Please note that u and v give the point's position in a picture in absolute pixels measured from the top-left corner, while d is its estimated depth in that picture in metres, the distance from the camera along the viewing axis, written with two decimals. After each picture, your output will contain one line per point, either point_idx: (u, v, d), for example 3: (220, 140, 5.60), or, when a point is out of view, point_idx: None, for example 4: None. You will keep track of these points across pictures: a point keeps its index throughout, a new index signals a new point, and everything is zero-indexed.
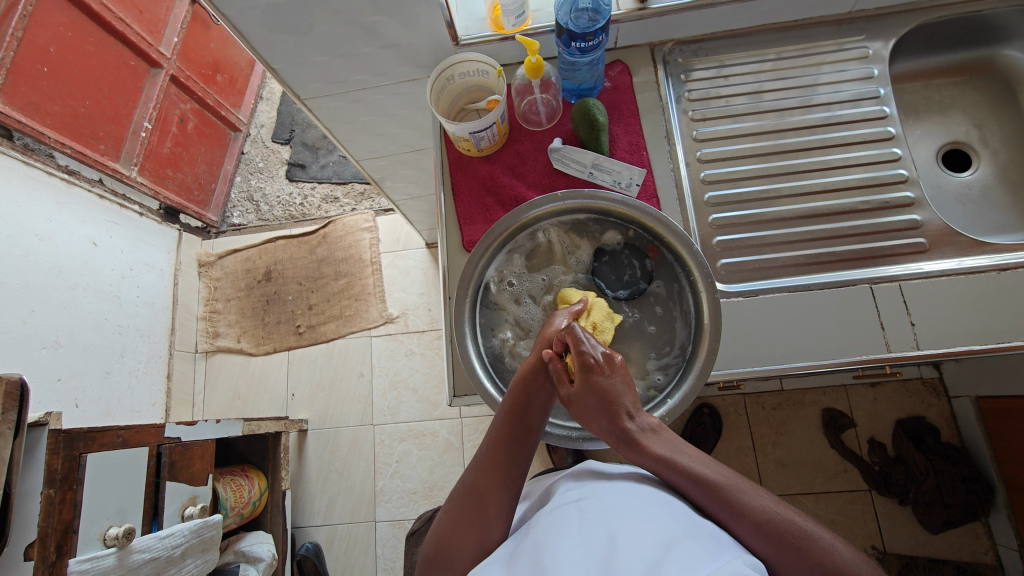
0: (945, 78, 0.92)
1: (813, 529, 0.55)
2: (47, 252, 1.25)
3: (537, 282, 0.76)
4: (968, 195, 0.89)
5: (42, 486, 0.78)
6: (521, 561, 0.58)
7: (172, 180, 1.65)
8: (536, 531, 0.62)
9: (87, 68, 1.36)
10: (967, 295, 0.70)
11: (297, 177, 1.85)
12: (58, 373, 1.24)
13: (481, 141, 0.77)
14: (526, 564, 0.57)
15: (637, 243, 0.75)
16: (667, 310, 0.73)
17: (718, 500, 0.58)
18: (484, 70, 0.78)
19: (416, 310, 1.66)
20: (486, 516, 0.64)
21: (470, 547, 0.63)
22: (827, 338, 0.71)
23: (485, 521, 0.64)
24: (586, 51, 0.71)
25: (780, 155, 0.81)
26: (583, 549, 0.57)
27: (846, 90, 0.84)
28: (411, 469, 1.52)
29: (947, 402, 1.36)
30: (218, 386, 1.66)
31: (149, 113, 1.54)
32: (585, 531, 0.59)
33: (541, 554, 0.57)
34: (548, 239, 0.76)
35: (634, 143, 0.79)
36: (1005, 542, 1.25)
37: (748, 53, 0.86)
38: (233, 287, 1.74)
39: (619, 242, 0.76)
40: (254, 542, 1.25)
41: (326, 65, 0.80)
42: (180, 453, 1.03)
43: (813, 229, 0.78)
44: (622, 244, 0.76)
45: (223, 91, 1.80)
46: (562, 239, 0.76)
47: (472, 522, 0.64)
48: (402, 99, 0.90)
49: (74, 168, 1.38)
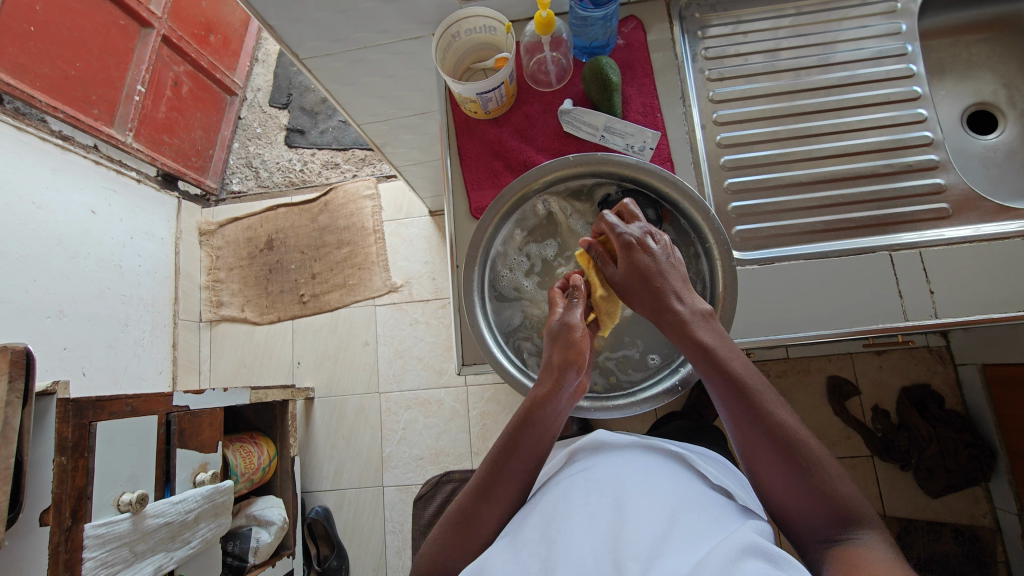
0: (975, 34, 0.88)
1: (818, 457, 0.56)
2: (45, 221, 1.23)
3: (542, 254, 0.75)
4: (992, 159, 0.85)
5: (53, 453, 0.78)
6: (530, 535, 0.58)
7: (168, 146, 1.61)
8: (546, 502, 0.62)
9: (75, 28, 1.31)
10: (991, 262, 0.68)
11: (296, 143, 1.81)
12: (64, 342, 1.24)
13: (488, 103, 0.74)
14: (534, 539, 0.57)
15: (638, 196, 0.73)
16: (686, 269, 0.72)
17: (745, 402, 0.58)
18: (492, 27, 0.74)
19: (420, 278, 1.65)
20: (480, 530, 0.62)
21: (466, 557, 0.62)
22: (845, 306, 0.69)
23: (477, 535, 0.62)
24: (600, 5, 0.67)
25: (801, 116, 0.78)
26: (593, 520, 0.57)
27: (870, 47, 0.80)
28: (417, 436, 1.54)
29: (953, 369, 1.36)
30: (223, 355, 1.67)
31: (142, 75, 1.49)
32: (593, 506, 0.58)
33: (549, 531, 0.57)
34: (548, 210, 0.74)
35: (648, 104, 0.76)
36: (1003, 505, 1.27)
37: (767, 8, 0.82)
38: (235, 256, 1.72)
39: (621, 203, 0.73)
40: (265, 506, 1.28)
41: (326, 22, 0.76)
42: (189, 421, 1.03)
43: (832, 195, 0.75)
44: (623, 204, 0.73)
45: (217, 52, 1.74)
46: (562, 208, 0.74)
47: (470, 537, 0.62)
48: (404, 59, 0.86)
49: (68, 133, 1.34)
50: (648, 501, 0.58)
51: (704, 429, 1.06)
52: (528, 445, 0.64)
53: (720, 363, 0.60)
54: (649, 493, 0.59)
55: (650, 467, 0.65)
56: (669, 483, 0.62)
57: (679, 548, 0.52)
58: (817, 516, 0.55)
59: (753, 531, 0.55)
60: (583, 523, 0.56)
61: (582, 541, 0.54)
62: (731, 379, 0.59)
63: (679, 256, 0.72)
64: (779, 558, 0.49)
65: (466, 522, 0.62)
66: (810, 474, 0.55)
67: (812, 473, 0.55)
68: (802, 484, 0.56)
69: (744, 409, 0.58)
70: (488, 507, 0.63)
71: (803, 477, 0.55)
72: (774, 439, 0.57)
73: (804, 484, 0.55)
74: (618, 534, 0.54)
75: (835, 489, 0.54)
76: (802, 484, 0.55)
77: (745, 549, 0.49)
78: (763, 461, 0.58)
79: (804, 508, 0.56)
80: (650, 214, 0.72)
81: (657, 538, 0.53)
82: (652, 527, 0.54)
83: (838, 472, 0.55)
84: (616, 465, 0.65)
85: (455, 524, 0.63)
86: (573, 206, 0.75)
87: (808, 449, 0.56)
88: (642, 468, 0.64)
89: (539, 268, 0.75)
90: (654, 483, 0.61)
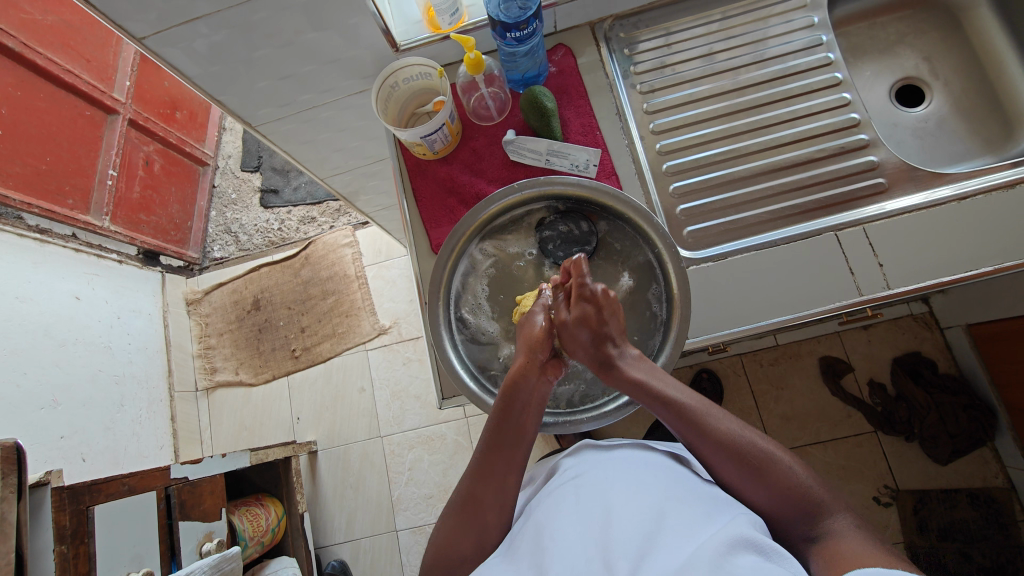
0: (889, 15, 0.92)
1: (771, 452, 0.61)
2: (31, 314, 1.25)
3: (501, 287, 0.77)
4: (925, 129, 0.89)
5: (53, 543, 0.79)
6: (523, 550, 0.58)
7: (146, 224, 1.65)
8: (537, 516, 0.61)
9: (42, 125, 1.36)
10: (931, 227, 0.70)
11: (272, 203, 1.85)
12: (61, 431, 1.25)
13: (434, 144, 0.77)
14: (527, 555, 0.56)
15: (573, 213, 0.76)
16: (624, 251, 0.75)
17: (693, 424, 0.64)
18: (427, 73, 0.78)
19: (408, 317, 1.67)
20: (484, 524, 0.66)
21: (470, 553, 0.66)
22: (799, 290, 0.71)
23: (483, 526, 0.66)
24: (523, 40, 0.71)
25: (735, 115, 0.81)
26: (583, 527, 0.56)
27: (792, 41, 0.84)
28: (424, 475, 1.54)
29: (940, 334, 1.37)
30: (223, 421, 1.67)
31: (112, 160, 1.54)
32: (583, 513, 0.58)
33: (539, 541, 0.56)
34: (492, 251, 0.76)
35: (586, 124, 0.79)
36: (1013, 463, 1.26)
37: (689, 18, 0.86)
38: (224, 321, 1.74)
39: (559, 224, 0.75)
40: (279, 567, 1.26)
41: (271, 89, 0.80)
42: (189, 492, 1.04)
43: (774, 184, 0.78)
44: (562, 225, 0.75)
45: (184, 127, 1.80)
46: (507, 244, 0.77)
47: (472, 528, 0.66)
48: (353, 112, 0.90)
49: (46, 226, 1.38)
50: (636, 501, 0.57)
51: None
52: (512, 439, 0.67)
53: (660, 395, 0.64)
54: (637, 491, 0.59)
55: (637, 466, 0.64)
56: (657, 478, 0.61)
57: (670, 542, 0.51)
58: (789, 515, 0.59)
59: (746, 524, 0.53)
60: (573, 530, 0.56)
61: (572, 550, 0.53)
62: (673, 404, 0.64)
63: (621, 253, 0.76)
64: (769, 548, 0.48)
65: (466, 520, 0.66)
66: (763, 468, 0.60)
67: (771, 476, 0.59)
68: (764, 487, 0.60)
69: (694, 431, 0.63)
70: (487, 500, 0.66)
71: (759, 476, 0.60)
72: (724, 449, 0.62)
73: (766, 487, 0.60)
74: (608, 536, 0.53)
75: (793, 483, 0.59)
76: (759, 481, 0.60)
77: (737, 541, 0.49)
78: (723, 471, 0.62)
79: (772, 507, 0.59)
80: (582, 224, 0.75)
81: (648, 536, 0.52)
82: (642, 526, 0.53)
83: (791, 465, 0.60)
84: (605, 469, 0.65)
85: (457, 520, 0.67)
86: (524, 234, 0.77)
87: (757, 453, 0.61)
88: (630, 470, 0.63)
89: (501, 304, 0.76)
90: (642, 480, 0.61)
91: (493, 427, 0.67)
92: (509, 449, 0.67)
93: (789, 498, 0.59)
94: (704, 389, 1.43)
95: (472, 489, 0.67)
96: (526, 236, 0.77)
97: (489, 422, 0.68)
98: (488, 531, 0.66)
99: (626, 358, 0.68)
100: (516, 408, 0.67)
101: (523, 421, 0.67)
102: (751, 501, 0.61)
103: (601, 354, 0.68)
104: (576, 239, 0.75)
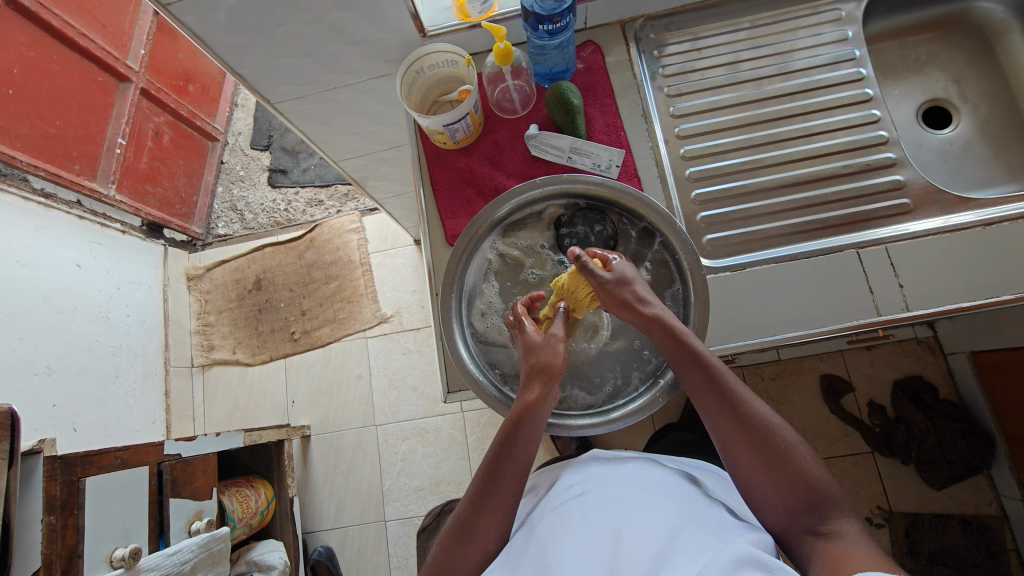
0: (922, 34, 0.91)
1: (794, 441, 0.60)
2: (30, 278, 1.23)
3: (516, 283, 0.76)
4: (949, 152, 0.88)
5: (42, 513, 0.78)
6: (526, 564, 0.57)
7: (152, 196, 1.63)
8: (540, 529, 0.61)
9: (54, 88, 1.34)
10: (954, 252, 0.69)
11: (279, 183, 1.83)
12: (54, 399, 1.23)
13: (456, 133, 0.76)
14: (530, 569, 0.55)
15: (591, 212, 0.75)
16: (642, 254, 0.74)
17: (726, 398, 0.62)
18: (453, 61, 0.77)
19: (410, 307, 1.65)
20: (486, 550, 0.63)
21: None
22: (816, 307, 0.70)
23: (483, 552, 0.63)
24: (554, 34, 0.69)
25: (761, 125, 0.80)
26: (588, 545, 0.55)
27: (823, 54, 0.82)
28: (417, 466, 1.53)
29: (944, 359, 1.36)
30: (217, 399, 1.66)
31: (122, 128, 1.52)
32: (589, 530, 0.57)
33: (543, 557, 0.55)
34: (509, 248, 0.75)
35: (611, 123, 0.78)
36: (1008, 493, 1.26)
37: (720, 24, 0.85)
38: (224, 299, 1.72)
39: (578, 223, 0.74)
40: (266, 551, 1.25)
41: (293, 67, 0.78)
42: (181, 469, 1.02)
43: (797, 198, 0.77)
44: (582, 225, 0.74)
45: (196, 101, 1.78)
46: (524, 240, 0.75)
47: (471, 555, 0.63)
48: (373, 96, 0.88)
49: (50, 190, 1.36)
50: (643, 522, 0.56)
51: (703, 439, 1.05)
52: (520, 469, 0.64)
53: (696, 358, 0.63)
54: (644, 511, 0.58)
55: (643, 484, 0.64)
56: (663, 497, 0.61)
57: (678, 564, 0.50)
58: (799, 506, 0.59)
59: (748, 541, 0.53)
60: (579, 547, 0.55)
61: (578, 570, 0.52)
62: (711, 374, 0.62)
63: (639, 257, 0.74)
64: (773, 564, 0.47)
65: (467, 548, 0.63)
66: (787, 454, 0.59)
67: (795, 465, 0.59)
68: (784, 475, 0.59)
69: (724, 403, 0.62)
70: (489, 529, 0.63)
71: (782, 461, 0.59)
72: (752, 425, 0.61)
73: (786, 477, 0.59)
74: (615, 557, 0.53)
75: (814, 479, 0.59)
76: (780, 467, 0.59)
77: (743, 560, 0.48)
78: (746, 449, 0.61)
79: (786, 495, 0.59)
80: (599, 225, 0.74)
81: (656, 559, 0.51)
82: (650, 548, 0.53)
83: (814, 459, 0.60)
84: (609, 485, 0.64)
85: (457, 542, 0.63)
86: (541, 231, 0.76)
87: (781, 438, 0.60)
88: (636, 488, 0.63)
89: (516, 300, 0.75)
90: (648, 499, 0.61)
91: (501, 456, 0.65)
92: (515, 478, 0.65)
93: (806, 490, 0.58)
94: None
95: (476, 513, 0.64)
96: (543, 231, 0.76)
97: (494, 448, 0.66)
98: (487, 556, 0.64)
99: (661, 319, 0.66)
100: (527, 437, 0.65)
101: (529, 447, 0.65)
102: (768, 486, 0.60)
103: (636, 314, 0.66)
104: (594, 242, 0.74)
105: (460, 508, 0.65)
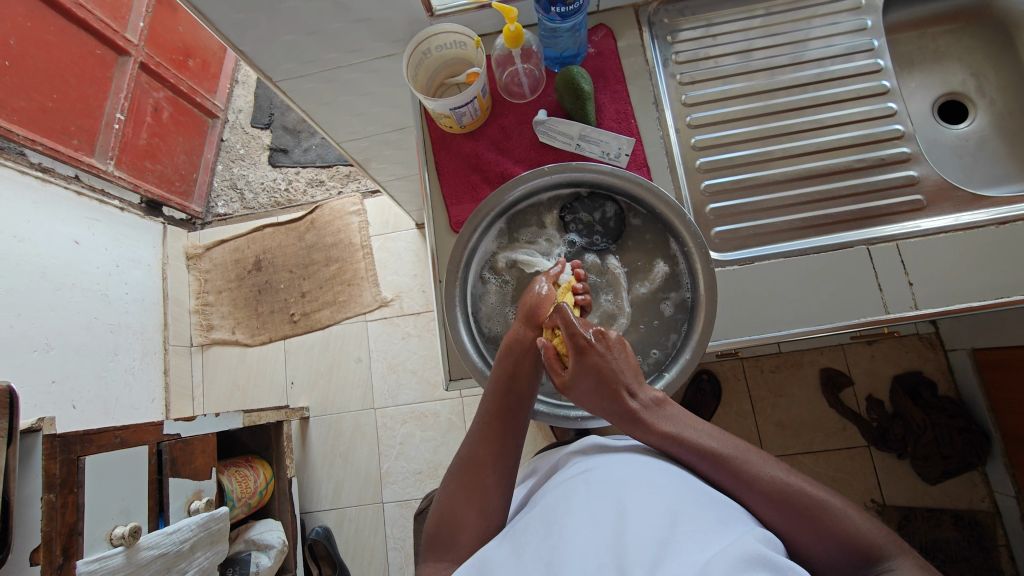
0: (941, 26, 0.89)
1: (822, 495, 0.56)
2: (28, 255, 1.22)
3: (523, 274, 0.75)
4: (964, 148, 0.87)
5: (42, 491, 0.78)
6: (529, 539, 0.56)
7: (151, 172, 1.61)
8: (544, 507, 0.60)
9: (51, 59, 1.31)
10: (966, 250, 0.68)
11: (280, 162, 1.81)
12: (52, 376, 1.23)
13: (463, 117, 0.74)
14: (534, 545, 0.55)
15: (599, 203, 0.74)
16: (650, 246, 0.74)
17: (734, 474, 0.59)
18: (462, 42, 0.75)
19: (410, 292, 1.65)
20: (485, 488, 0.63)
21: (472, 522, 0.61)
22: (824, 302, 0.70)
23: (485, 493, 0.63)
24: (567, 16, 0.68)
25: (773, 116, 0.79)
26: (594, 522, 0.55)
27: (839, 44, 0.80)
28: (414, 450, 1.53)
29: (944, 356, 1.36)
30: (216, 379, 1.66)
31: (121, 103, 1.49)
32: (594, 509, 0.56)
33: (548, 534, 0.55)
34: (516, 238, 0.75)
35: (622, 111, 0.76)
36: (1001, 488, 1.27)
37: (734, 10, 0.83)
38: (223, 279, 1.71)
39: (584, 215, 0.74)
40: (264, 530, 1.26)
41: (296, 44, 0.76)
42: (181, 449, 1.03)
43: (808, 191, 0.76)
44: (588, 217, 0.74)
45: (196, 76, 1.74)
46: (530, 233, 0.75)
47: (471, 493, 0.63)
48: (378, 76, 0.86)
49: (48, 165, 1.34)
50: (649, 502, 0.56)
51: None
52: (509, 402, 0.66)
53: (694, 446, 0.61)
54: (651, 490, 0.58)
55: (648, 462, 0.63)
56: (669, 477, 0.60)
57: (684, 545, 0.50)
58: (849, 563, 0.54)
59: (758, 539, 0.52)
60: (583, 521, 0.54)
61: (583, 546, 0.51)
62: (711, 456, 0.60)
63: (646, 250, 0.74)
64: (784, 566, 0.47)
65: (467, 486, 0.63)
66: (817, 514, 0.55)
67: (827, 525, 0.55)
68: (818, 536, 0.55)
69: (736, 481, 0.59)
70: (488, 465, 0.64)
71: (814, 524, 0.55)
72: (773, 497, 0.56)
73: (824, 538, 0.54)
74: (620, 531, 0.52)
75: (854, 532, 0.54)
76: (816, 529, 0.55)
77: (750, 554, 0.48)
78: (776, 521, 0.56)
79: (832, 556, 0.55)
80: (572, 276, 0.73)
81: (662, 538, 0.50)
82: (657, 528, 0.52)
83: (846, 509, 0.56)
84: (615, 467, 0.63)
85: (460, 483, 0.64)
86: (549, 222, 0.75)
87: (808, 498, 0.56)
88: (642, 469, 0.62)
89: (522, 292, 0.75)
90: (654, 479, 0.60)
91: (491, 396, 0.67)
92: (511, 416, 0.66)
93: (849, 544, 0.54)
94: (703, 389, 1.43)
95: (475, 452, 0.66)
96: (548, 221, 0.75)
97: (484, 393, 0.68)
98: (490, 500, 0.62)
99: (649, 407, 0.64)
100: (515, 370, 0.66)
101: (519, 382, 0.67)
102: (811, 550, 0.55)
103: (621, 407, 0.63)
104: (600, 235, 0.74)
105: (461, 451, 0.68)
